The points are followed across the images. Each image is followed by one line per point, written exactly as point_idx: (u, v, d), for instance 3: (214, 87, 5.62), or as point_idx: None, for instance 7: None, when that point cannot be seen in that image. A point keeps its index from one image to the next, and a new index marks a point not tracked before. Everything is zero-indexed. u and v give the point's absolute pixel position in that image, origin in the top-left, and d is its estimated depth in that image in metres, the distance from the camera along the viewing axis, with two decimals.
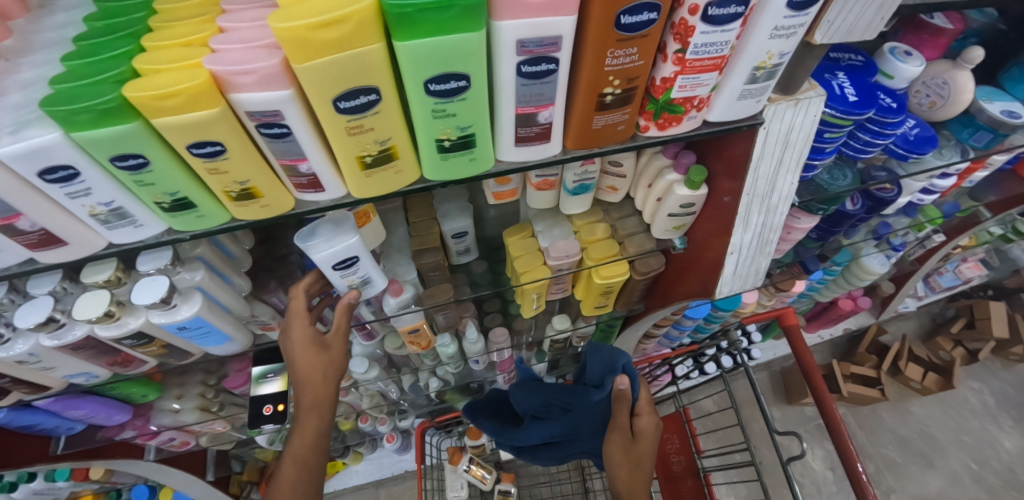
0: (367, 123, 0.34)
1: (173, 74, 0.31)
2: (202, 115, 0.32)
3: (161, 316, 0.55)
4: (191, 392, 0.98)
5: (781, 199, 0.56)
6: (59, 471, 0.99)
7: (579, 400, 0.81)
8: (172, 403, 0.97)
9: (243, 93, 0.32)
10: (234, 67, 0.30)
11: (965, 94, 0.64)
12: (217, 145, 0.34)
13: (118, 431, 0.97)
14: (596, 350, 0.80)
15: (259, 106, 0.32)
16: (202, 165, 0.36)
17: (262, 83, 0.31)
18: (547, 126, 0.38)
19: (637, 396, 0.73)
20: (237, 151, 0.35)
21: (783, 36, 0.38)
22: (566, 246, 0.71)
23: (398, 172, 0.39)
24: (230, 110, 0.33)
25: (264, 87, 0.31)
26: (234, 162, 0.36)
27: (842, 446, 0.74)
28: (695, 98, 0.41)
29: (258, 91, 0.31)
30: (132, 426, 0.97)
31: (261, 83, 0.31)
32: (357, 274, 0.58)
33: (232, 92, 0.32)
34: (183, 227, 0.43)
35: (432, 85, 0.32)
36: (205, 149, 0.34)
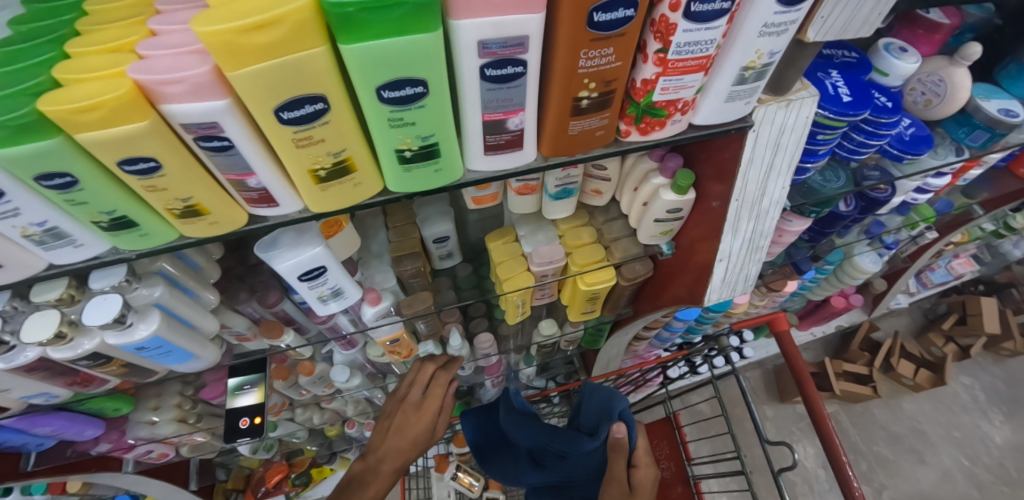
0: (317, 134, 0.30)
1: (95, 83, 0.28)
2: (129, 129, 0.28)
3: (117, 336, 0.51)
4: (167, 404, 0.95)
5: (771, 204, 0.53)
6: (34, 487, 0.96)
7: (574, 447, 0.76)
8: (148, 415, 0.93)
9: (175, 104, 0.28)
10: (160, 75, 0.27)
11: (962, 93, 0.61)
12: (150, 161, 0.31)
13: (93, 444, 0.93)
14: (594, 391, 0.76)
15: (193, 118, 0.29)
16: (138, 183, 0.32)
17: (194, 93, 0.28)
18: (519, 133, 0.35)
19: (635, 445, 0.67)
20: (175, 166, 0.32)
21: (772, 33, 0.35)
22: (550, 252, 0.69)
23: (357, 184, 0.35)
24: (163, 122, 0.30)
25: (197, 97, 0.28)
26: (173, 179, 0.32)
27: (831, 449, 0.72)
28: (679, 101, 0.38)
29: (190, 101, 0.28)
30: (107, 440, 0.94)
31: (192, 93, 0.28)
32: (326, 285, 0.55)
33: (162, 102, 0.28)
34: (128, 247, 0.39)
35: (386, 91, 0.29)
36: (138, 166, 0.31)
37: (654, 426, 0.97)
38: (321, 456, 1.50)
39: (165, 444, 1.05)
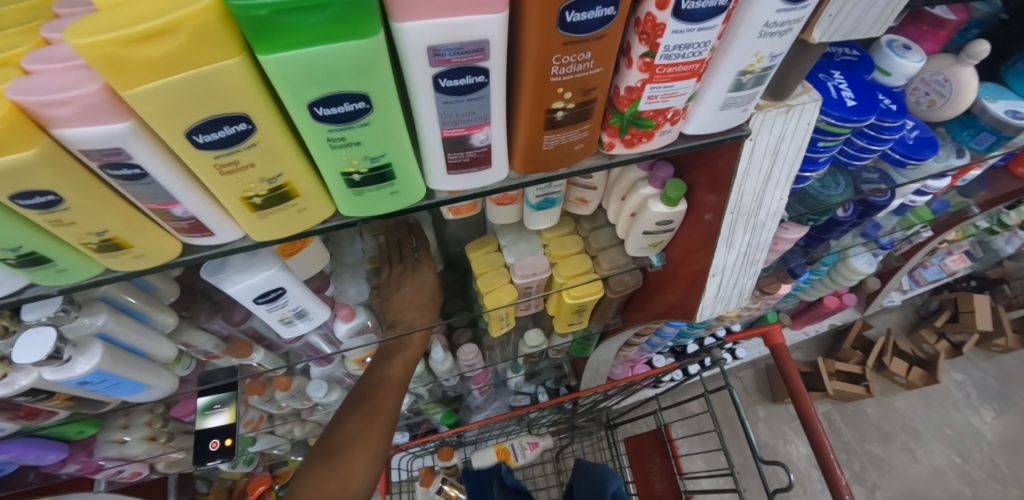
0: (244, 158, 0.26)
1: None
2: (13, 159, 0.24)
3: (54, 372, 0.47)
4: (137, 422, 0.90)
5: (768, 215, 0.49)
6: None
7: None
8: (116, 435, 0.89)
9: (67, 128, 0.23)
10: (42, 96, 0.22)
11: (968, 93, 0.58)
12: (48, 194, 0.26)
13: (59, 466, 0.89)
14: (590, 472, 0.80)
15: (93, 144, 0.24)
16: (38, 217, 0.27)
17: (87, 115, 0.23)
18: (485, 149, 0.31)
19: None
20: (81, 199, 0.27)
21: (774, 34, 0.31)
22: (533, 263, 0.65)
23: (301, 210, 0.31)
24: (57, 149, 0.25)
25: (92, 120, 0.23)
26: (81, 212, 0.27)
27: (828, 470, 0.68)
28: (669, 110, 0.33)
29: (85, 124, 0.23)
30: (73, 462, 0.89)
31: (84, 115, 0.23)
32: (288, 308, 0.50)
33: (53, 127, 0.23)
34: (47, 283, 0.34)
35: (320, 108, 0.24)
36: (35, 200, 0.26)
37: (644, 437, 0.94)
38: None
39: (138, 463, 1.00)
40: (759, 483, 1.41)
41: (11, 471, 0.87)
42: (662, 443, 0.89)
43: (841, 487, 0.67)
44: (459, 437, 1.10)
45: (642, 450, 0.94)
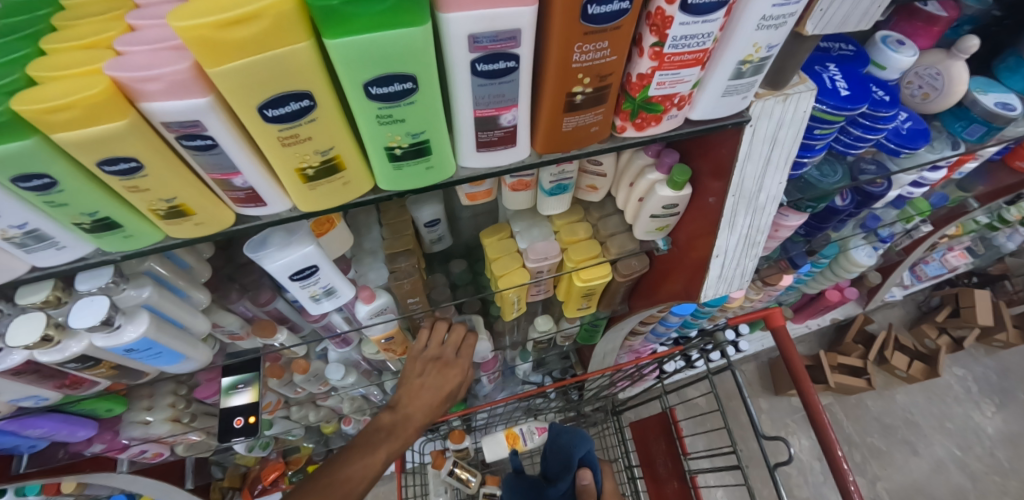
0: (303, 132, 0.29)
1: (70, 81, 0.26)
2: (106, 128, 0.27)
3: (104, 339, 0.50)
4: (161, 403, 0.94)
5: (768, 199, 0.52)
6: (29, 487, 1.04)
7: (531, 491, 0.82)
8: (141, 415, 0.92)
9: (155, 102, 0.27)
10: (137, 73, 0.25)
11: (960, 86, 0.61)
12: (131, 161, 0.29)
13: (86, 445, 0.93)
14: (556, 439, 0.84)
15: (175, 116, 0.28)
16: (118, 183, 0.31)
17: (173, 91, 0.27)
18: (511, 129, 0.34)
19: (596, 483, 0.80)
20: (157, 166, 0.30)
21: (770, 27, 0.34)
22: (545, 248, 0.68)
23: (346, 183, 0.34)
24: (143, 121, 0.28)
25: (176, 94, 0.27)
26: (156, 179, 0.31)
27: (828, 446, 0.71)
28: (676, 96, 0.37)
29: (169, 99, 0.27)
30: (101, 440, 0.93)
31: (170, 90, 0.26)
32: (318, 285, 0.54)
33: (142, 101, 0.27)
34: (113, 249, 0.38)
35: (374, 88, 0.28)
36: (118, 167, 0.30)
37: (649, 421, 0.96)
38: (319, 453, 1.48)
39: (160, 443, 1.05)
40: (765, 475, 1.44)
41: (41, 448, 0.91)
42: (667, 426, 0.90)
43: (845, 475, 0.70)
44: (468, 422, 1.13)
45: (646, 434, 0.96)
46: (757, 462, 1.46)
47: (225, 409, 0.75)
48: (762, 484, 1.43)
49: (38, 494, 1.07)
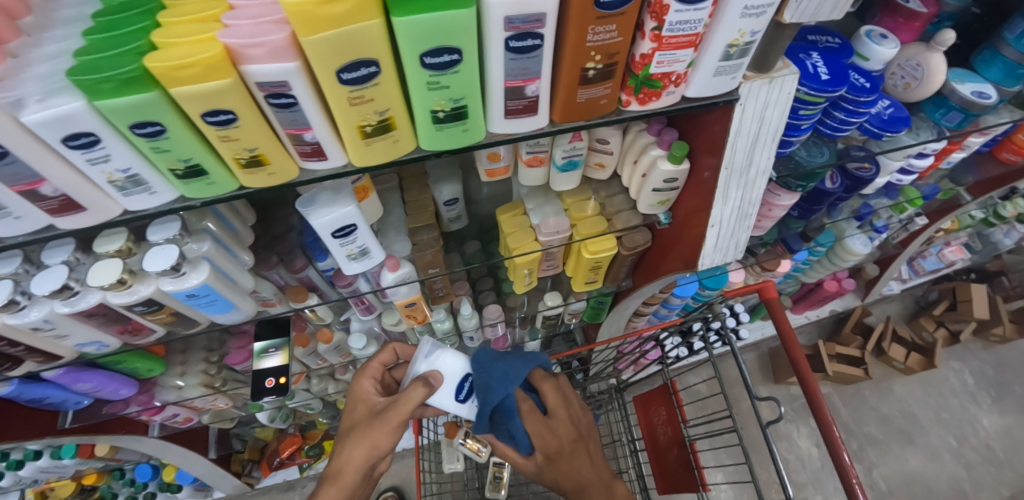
0: (367, 94, 0.36)
1: (189, 46, 0.34)
2: (215, 84, 0.34)
3: (171, 283, 0.58)
4: (194, 369, 1.01)
5: (758, 173, 0.59)
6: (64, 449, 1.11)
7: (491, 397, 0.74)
8: (175, 379, 1.00)
9: (253, 65, 0.34)
10: (245, 39, 0.32)
11: (937, 76, 0.68)
12: (229, 113, 0.36)
13: (124, 406, 1.00)
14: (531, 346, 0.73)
15: (267, 77, 0.35)
16: (215, 132, 0.38)
17: (271, 56, 0.34)
18: (535, 99, 0.41)
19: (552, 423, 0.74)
20: (247, 119, 0.37)
21: (753, 15, 0.41)
22: (556, 223, 0.74)
23: (395, 141, 0.41)
24: (242, 81, 0.35)
25: (272, 59, 0.34)
26: (245, 130, 0.38)
27: (821, 415, 0.73)
28: (673, 74, 0.43)
29: (266, 62, 0.34)
30: (137, 401, 1.00)
31: (269, 55, 0.34)
32: (355, 244, 0.61)
33: (243, 64, 0.34)
34: (195, 195, 0.46)
35: (427, 58, 0.35)
36: (218, 118, 0.37)
37: (650, 395, 1.00)
38: (334, 429, 1.51)
39: (191, 408, 1.12)
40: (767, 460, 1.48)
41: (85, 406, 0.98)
42: (668, 397, 0.95)
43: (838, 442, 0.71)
44: None
45: (648, 407, 1.01)
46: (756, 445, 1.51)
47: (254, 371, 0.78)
48: (762, 464, 1.48)
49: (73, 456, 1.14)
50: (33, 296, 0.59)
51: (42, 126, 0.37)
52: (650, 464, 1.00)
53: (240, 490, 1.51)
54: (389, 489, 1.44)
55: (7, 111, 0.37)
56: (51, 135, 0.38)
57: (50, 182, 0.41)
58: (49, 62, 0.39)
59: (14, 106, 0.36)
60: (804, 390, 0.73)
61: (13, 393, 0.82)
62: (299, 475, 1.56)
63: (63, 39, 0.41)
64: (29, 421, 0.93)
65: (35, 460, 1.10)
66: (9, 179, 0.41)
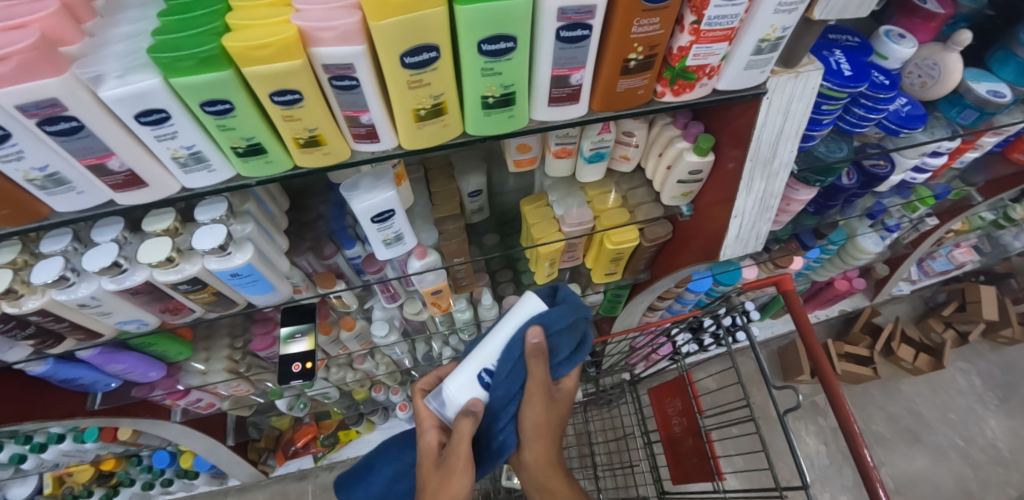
0: (425, 79, 0.39)
1: (264, 29, 0.36)
2: (287, 65, 0.37)
3: (217, 262, 0.60)
4: (218, 355, 1.02)
5: (781, 165, 0.61)
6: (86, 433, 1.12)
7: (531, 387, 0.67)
8: (200, 364, 1.01)
9: (322, 48, 0.37)
10: (319, 23, 0.35)
11: (954, 75, 0.70)
12: (296, 93, 0.39)
13: (149, 390, 1.01)
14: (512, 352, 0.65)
15: (334, 60, 0.37)
16: (280, 112, 0.40)
17: (340, 39, 0.36)
18: (577, 87, 0.43)
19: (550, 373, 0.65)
20: (311, 100, 0.40)
21: (785, 11, 0.43)
22: (580, 214, 0.77)
23: (445, 125, 0.44)
24: (310, 63, 0.38)
25: (342, 42, 0.36)
26: (308, 110, 0.41)
27: (839, 408, 0.74)
28: (707, 66, 0.46)
29: (335, 45, 0.37)
30: (162, 386, 1.02)
31: (338, 38, 0.36)
32: (391, 229, 0.63)
33: (313, 46, 0.37)
34: (251, 173, 0.48)
35: (484, 45, 0.37)
36: (285, 98, 0.39)
37: (665, 386, 1.02)
38: (349, 419, 1.53)
39: (214, 393, 1.14)
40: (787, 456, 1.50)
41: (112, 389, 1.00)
42: (684, 389, 0.96)
43: (857, 436, 0.72)
44: None
45: (663, 397, 1.02)
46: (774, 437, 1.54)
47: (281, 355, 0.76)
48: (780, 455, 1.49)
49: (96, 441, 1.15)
50: (82, 272, 0.62)
51: (118, 102, 0.40)
52: (663, 454, 1.02)
53: (256, 478, 1.53)
54: None
55: (87, 86, 0.39)
56: (125, 111, 0.40)
57: (118, 156, 0.44)
58: (126, 41, 0.42)
59: (93, 83, 0.39)
60: (822, 381, 0.75)
61: (46, 372, 0.84)
62: (313, 464, 1.59)
63: (137, 21, 0.44)
64: (59, 402, 0.94)
65: (59, 443, 1.11)
66: (81, 153, 0.43)
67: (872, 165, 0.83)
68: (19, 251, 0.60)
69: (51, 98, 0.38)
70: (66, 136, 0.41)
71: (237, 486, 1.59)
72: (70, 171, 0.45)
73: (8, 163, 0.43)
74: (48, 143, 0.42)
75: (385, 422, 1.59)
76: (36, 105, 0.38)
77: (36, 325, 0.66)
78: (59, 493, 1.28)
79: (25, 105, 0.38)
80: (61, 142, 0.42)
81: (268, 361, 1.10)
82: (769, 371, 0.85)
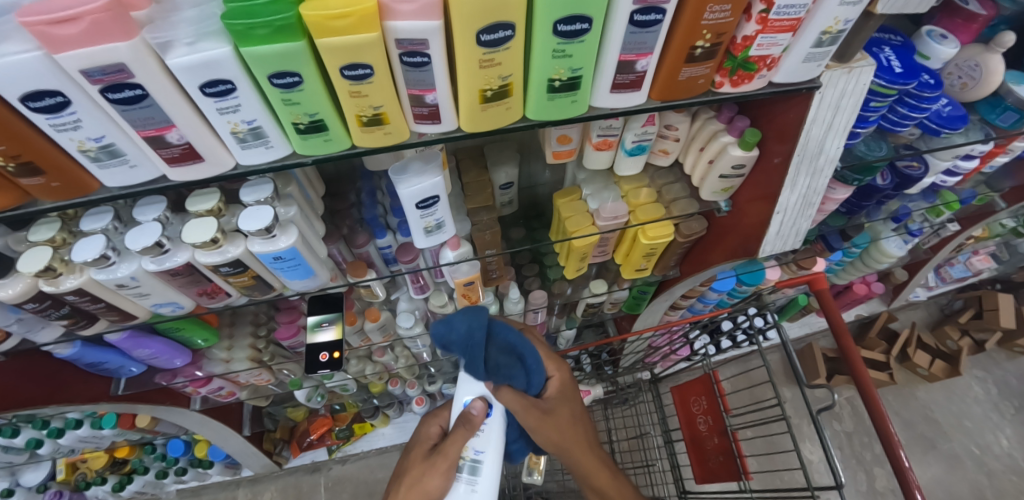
0: (497, 58, 0.39)
1: None
2: (363, 37, 0.37)
3: (263, 245, 0.61)
4: (241, 344, 1.00)
5: (826, 161, 0.61)
6: (104, 419, 1.09)
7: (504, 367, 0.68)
8: (223, 353, 0.99)
9: (399, 21, 0.37)
10: None
11: (995, 76, 0.71)
12: (367, 68, 0.39)
13: (171, 377, 0.99)
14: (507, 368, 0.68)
15: (409, 34, 0.38)
16: (347, 87, 0.41)
17: (419, 12, 0.37)
18: (641, 74, 0.44)
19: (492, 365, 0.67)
20: (380, 76, 0.40)
21: (851, 3, 0.43)
22: (614, 208, 0.76)
23: (508, 108, 0.44)
24: (383, 36, 0.38)
25: (420, 15, 0.37)
26: (376, 86, 0.41)
27: (874, 407, 0.74)
28: (769, 57, 0.46)
29: (413, 19, 0.37)
30: (184, 373, 1.00)
31: (417, 11, 0.37)
32: (434, 216, 0.63)
33: (390, 19, 0.37)
34: (307, 151, 0.49)
35: (560, 25, 0.38)
36: (356, 72, 0.39)
37: (690, 385, 1.02)
38: (365, 412, 1.52)
39: (234, 382, 1.13)
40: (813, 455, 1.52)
41: (135, 375, 0.97)
42: (710, 387, 0.96)
43: (893, 436, 0.72)
44: None
45: (688, 396, 1.02)
46: (804, 433, 1.56)
47: (308, 345, 0.74)
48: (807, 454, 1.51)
49: (114, 426, 1.10)
50: (122, 252, 0.61)
51: (186, 71, 0.40)
52: (688, 452, 1.02)
53: (270, 468, 1.53)
54: None
55: (154, 53, 0.39)
56: (191, 80, 0.41)
57: (178, 128, 0.44)
58: (197, 8, 0.42)
59: (162, 48, 0.39)
60: (857, 379, 0.75)
61: (74, 355, 0.82)
62: (327, 457, 1.59)
63: None
64: (83, 385, 0.92)
65: (76, 429, 1.09)
66: (140, 124, 0.43)
67: (906, 166, 0.83)
68: (58, 229, 0.60)
69: (118, 63, 0.38)
70: (128, 104, 0.41)
71: (249, 477, 1.58)
72: (124, 142, 0.45)
73: (63, 132, 0.43)
74: (107, 112, 0.42)
75: (399, 416, 1.59)
76: (102, 70, 0.38)
77: (72, 305, 0.66)
78: (72, 479, 1.31)
79: (90, 70, 0.38)
80: (121, 111, 0.42)
81: (291, 351, 1.08)
82: (801, 369, 0.86)
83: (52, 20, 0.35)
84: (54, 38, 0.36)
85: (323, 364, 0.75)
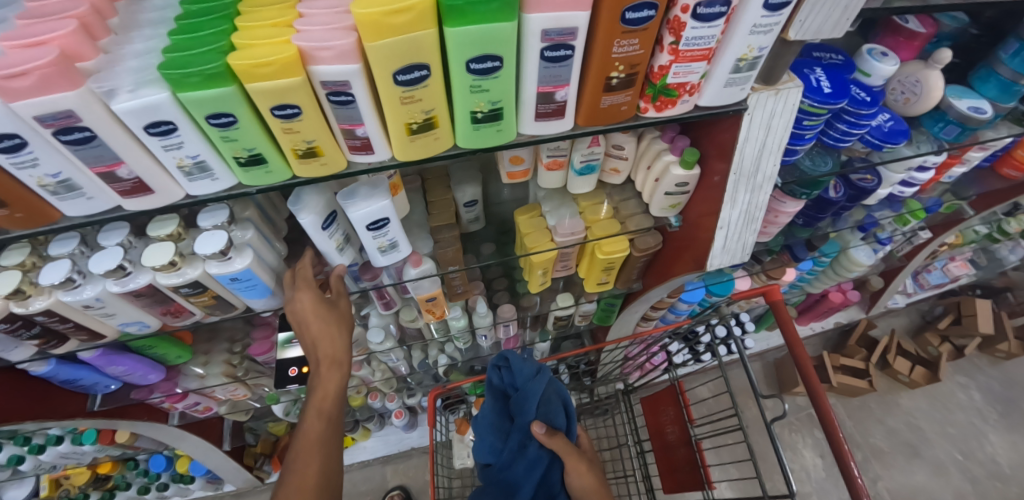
0: (417, 95, 0.41)
1: (267, 47, 0.39)
2: (288, 81, 0.39)
3: (218, 266, 0.62)
4: (217, 359, 1.00)
5: (764, 179, 0.63)
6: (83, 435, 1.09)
7: (522, 397, 0.81)
8: (198, 369, 1.00)
9: (321, 66, 0.39)
10: (317, 43, 0.38)
11: (935, 92, 0.73)
12: (295, 107, 0.41)
13: (148, 393, 1.00)
14: (531, 393, 0.80)
15: (331, 77, 0.40)
16: (280, 125, 0.43)
17: (337, 57, 0.39)
18: (563, 104, 0.46)
19: (529, 407, 0.80)
20: (310, 114, 0.42)
21: (761, 32, 0.45)
22: (572, 224, 0.78)
23: (437, 139, 0.46)
24: (308, 79, 0.40)
25: (339, 60, 0.39)
26: (307, 123, 0.43)
27: (827, 419, 0.75)
28: (687, 84, 0.48)
29: (333, 63, 0.39)
30: (161, 389, 1.00)
31: (336, 57, 0.39)
32: (386, 237, 0.65)
33: (313, 64, 0.39)
34: (252, 182, 0.51)
35: (472, 64, 0.40)
36: (285, 112, 0.41)
37: (659, 394, 1.03)
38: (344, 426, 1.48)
39: (211, 397, 1.13)
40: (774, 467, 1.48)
41: (110, 391, 0.98)
42: (676, 397, 0.97)
43: (845, 450, 0.72)
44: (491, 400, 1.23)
45: (657, 406, 1.03)
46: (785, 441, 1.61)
47: (277, 360, 0.76)
48: (772, 468, 1.47)
49: (93, 442, 1.10)
50: (88, 275, 0.63)
51: (129, 114, 0.42)
52: (657, 463, 1.02)
53: (252, 483, 1.53)
54: (396, 487, 1.55)
55: (100, 99, 0.41)
56: (135, 122, 0.42)
57: (127, 165, 0.46)
58: (139, 57, 0.44)
59: (106, 96, 0.41)
60: (811, 392, 0.75)
61: (49, 373, 0.83)
62: None
63: (151, 38, 0.46)
64: (60, 401, 0.93)
65: (57, 445, 1.10)
66: (92, 161, 0.45)
67: (859, 178, 0.85)
68: (27, 253, 0.62)
69: (67, 109, 0.40)
70: (79, 145, 0.43)
71: (233, 491, 1.59)
72: (81, 178, 0.47)
73: (23, 170, 0.45)
74: (62, 151, 0.44)
75: (382, 429, 1.58)
76: (52, 116, 0.40)
77: (42, 325, 0.67)
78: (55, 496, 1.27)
79: (41, 116, 0.40)
80: (74, 151, 0.44)
81: (266, 366, 1.09)
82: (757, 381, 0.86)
83: (4, 75, 0.37)
84: (7, 90, 0.38)
85: (292, 379, 0.76)
